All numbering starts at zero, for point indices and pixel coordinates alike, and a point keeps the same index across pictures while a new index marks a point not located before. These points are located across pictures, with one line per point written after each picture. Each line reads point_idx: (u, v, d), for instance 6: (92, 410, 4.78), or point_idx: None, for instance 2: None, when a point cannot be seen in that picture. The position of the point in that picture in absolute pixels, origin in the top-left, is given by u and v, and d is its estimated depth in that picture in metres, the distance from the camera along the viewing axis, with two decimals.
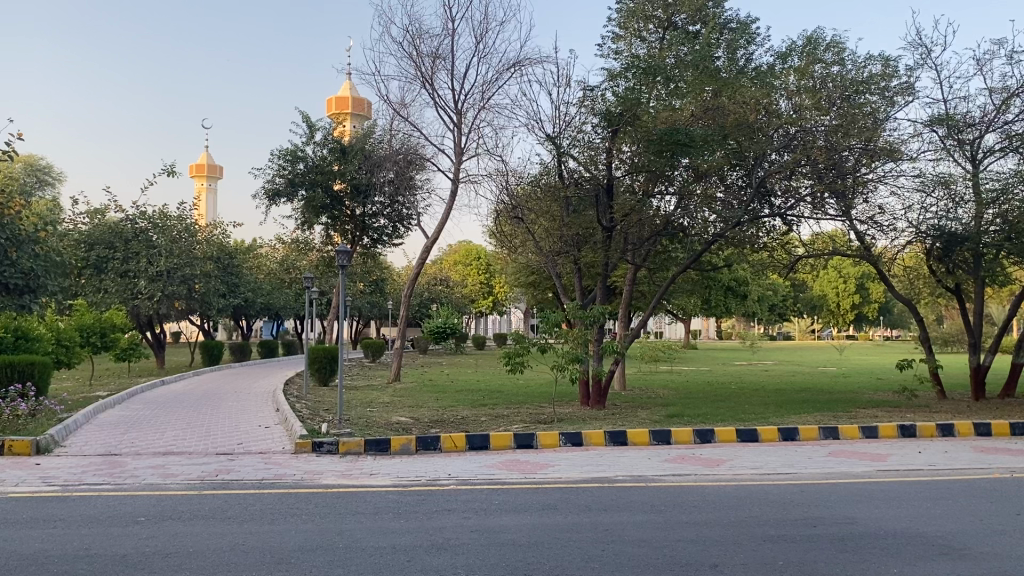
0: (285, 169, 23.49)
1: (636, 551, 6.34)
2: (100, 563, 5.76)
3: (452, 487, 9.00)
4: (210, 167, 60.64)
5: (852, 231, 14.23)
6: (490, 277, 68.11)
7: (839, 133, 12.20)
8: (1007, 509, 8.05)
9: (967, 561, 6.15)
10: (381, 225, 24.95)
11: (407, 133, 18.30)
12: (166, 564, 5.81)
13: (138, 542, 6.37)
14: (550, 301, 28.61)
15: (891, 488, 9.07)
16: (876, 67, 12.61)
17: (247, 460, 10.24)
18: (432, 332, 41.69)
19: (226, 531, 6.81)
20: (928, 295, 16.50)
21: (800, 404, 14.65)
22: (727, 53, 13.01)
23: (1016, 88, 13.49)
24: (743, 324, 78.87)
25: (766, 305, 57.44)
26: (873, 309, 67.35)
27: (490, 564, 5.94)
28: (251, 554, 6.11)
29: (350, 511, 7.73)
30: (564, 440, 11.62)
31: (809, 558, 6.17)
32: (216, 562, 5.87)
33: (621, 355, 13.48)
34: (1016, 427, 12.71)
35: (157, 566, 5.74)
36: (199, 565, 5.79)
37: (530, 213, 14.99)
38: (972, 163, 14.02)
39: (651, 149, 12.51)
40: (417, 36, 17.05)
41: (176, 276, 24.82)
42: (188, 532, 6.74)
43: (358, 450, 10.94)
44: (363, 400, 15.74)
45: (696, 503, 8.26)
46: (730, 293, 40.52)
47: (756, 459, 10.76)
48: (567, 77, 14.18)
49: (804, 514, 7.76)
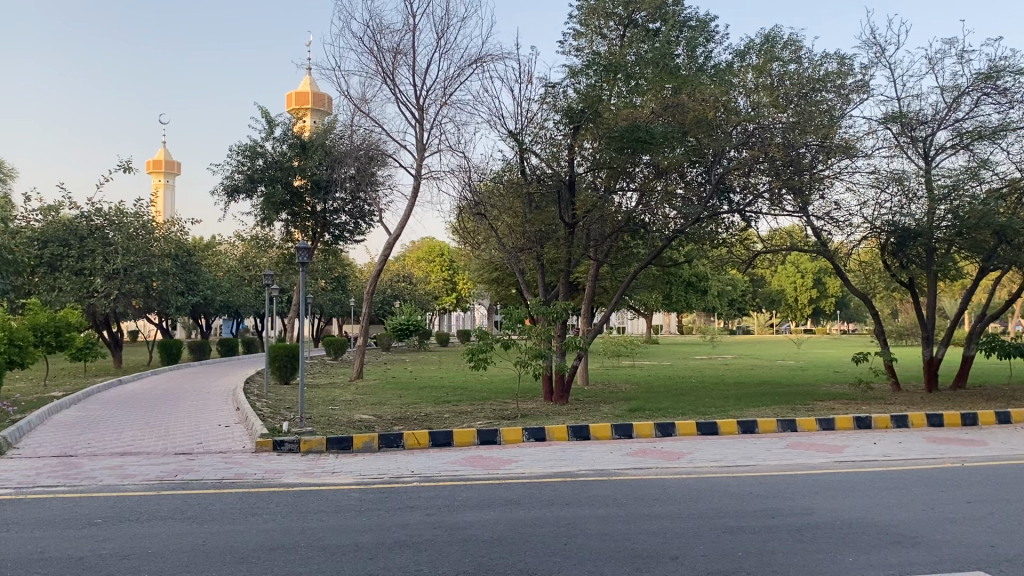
0: (245, 165, 23.28)
1: (598, 545, 6.39)
2: (54, 566, 5.68)
3: (416, 484, 9.00)
4: (168, 163, 59.64)
5: (809, 226, 14.49)
6: (453, 274, 68.12)
7: (796, 130, 12.38)
8: (958, 498, 8.25)
9: (920, 549, 6.30)
10: (342, 221, 24.79)
11: (368, 128, 18.13)
12: (124, 566, 5.74)
13: (95, 545, 6.28)
14: (514, 298, 28.62)
15: (846, 479, 9.26)
16: (832, 65, 12.86)
17: (207, 460, 10.14)
18: (395, 330, 41.10)
19: (185, 532, 6.74)
20: (883, 289, 16.85)
21: (760, 397, 14.85)
22: (686, 51, 13.13)
23: (966, 87, 13.83)
24: (704, 319, 79.61)
25: (728, 299, 57.98)
26: (831, 304, 68.50)
27: (454, 561, 5.94)
28: (211, 555, 6.05)
29: (311, 509, 7.69)
30: (526, 435, 11.69)
31: (766, 549, 6.27)
32: (174, 563, 5.80)
33: (584, 351, 13.48)
34: (966, 416, 13.04)
35: (115, 568, 5.67)
36: (157, 567, 5.72)
37: (492, 210, 14.80)
38: (924, 160, 14.29)
39: (612, 145, 12.66)
40: (378, 30, 16.90)
41: (134, 274, 24.40)
42: (146, 534, 6.65)
43: (320, 449, 10.87)
44: (326, 399, 15.59)
45: (657, 496, 8.36)
46: (692, 289, 40.87)
47: (717, 452, 10.89)
48: (528, 73, 14.17)
49: (762, 505, 7.89)
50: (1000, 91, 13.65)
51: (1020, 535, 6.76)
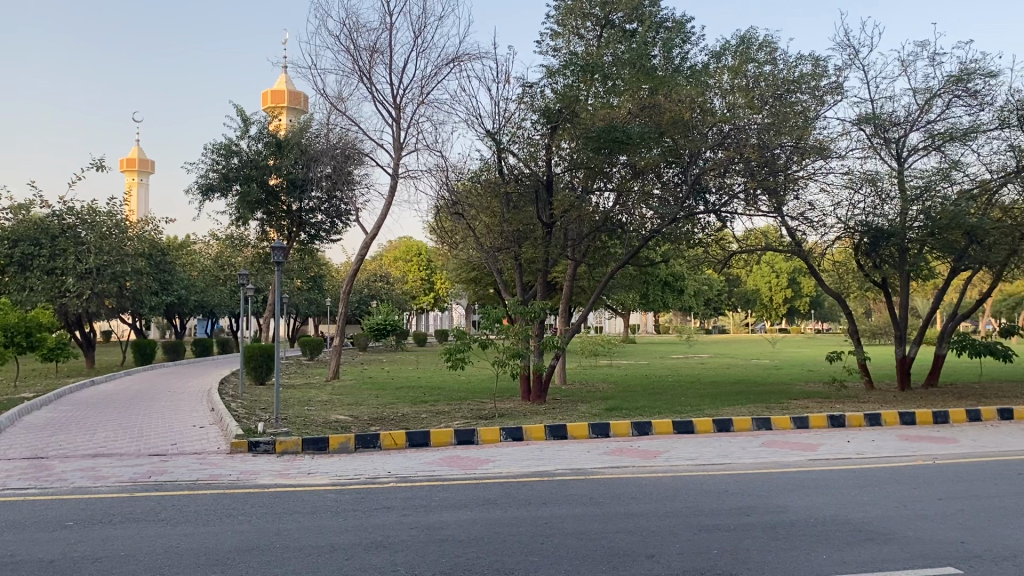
0: (219, 164, 23.04)
1: (574, 544, 6.40)
2: (24, 570, 5.59)
3: (392, 485, 8.96)
4: (142, 161, 59.00)
5: (783, 227, 14.61)
6: (430, 274, 68.05)
7: (770, 131, 12.50)
8: (930, 495, 8.35)
9: (892, 546, 6.37)
10: (318, 221, 24.65)
11: (344, 127, 18.03)
12: (96, 568, 5.67)
13: (67, 548, 6.20)
14: (491, 298, 28.61)
15: (820, 477, 9.35)
16: (807, 66, 12.99)
17: (181, 461, 10.03)
18: (372, 330, 40.94)
19: (158, 534, 6.67)
20: (857, 288, 17.02)
21: (735, 396, 14.95)
22: (662, 52, 13.17)
23: (938, 89, 14.00)
24: (680, 319, 79.97)
25: (704, 298, 58.32)
26: (806, 304, 69.26)
27: (430, 562, 5.92)
28: (185, 557, 5.99)
29: (286, 510, 7.64)
30: (504, 435, 11.68)
31: (741, 547, 6.31)
32: (147, 566, 5.74)
33: (561, 351, 13.50)
34: (937, 414, 13.21)
35: (86, 571, 5.60)
36: (129, 569, 5.66)
37: (470, 209, 14.77)
38: (897, 161, 14.47)
39: (589, 146, 12.69)
40: (355, 29, 16.81)
41: (107, 273, 24.12)
42: (119, 536, 6.57)
43: (296, 450, 10.81)
44: (301, 399, 15.48)
45: (634, 495, 8.38)
46: (668, 289, 41.11)
47: (693, 451, 10.94)
48: (506, 74, 14.16)
49: (737, 503, 7.95)
50: (970, 94, 13.85)
51: (989, 531, 6.84)
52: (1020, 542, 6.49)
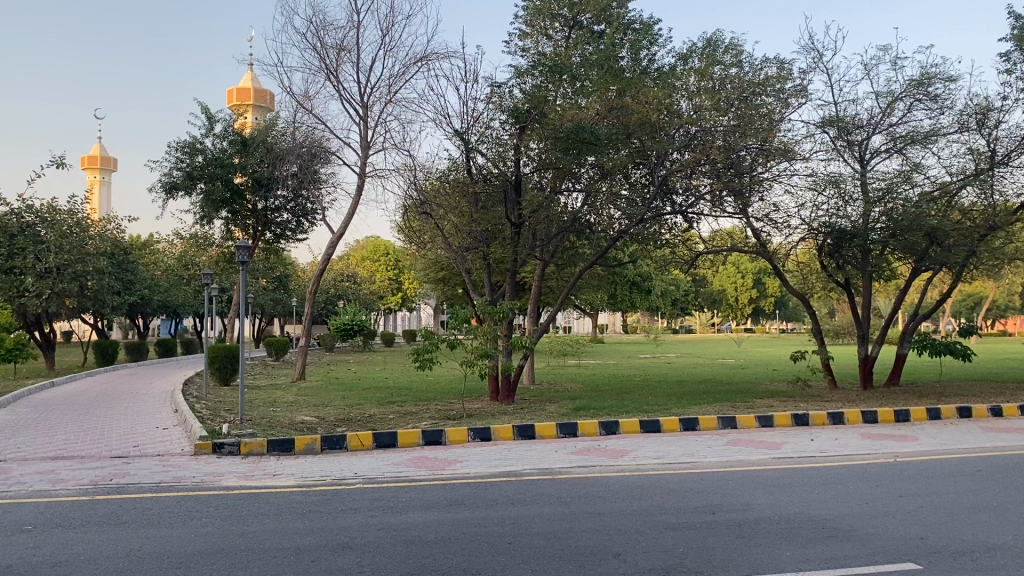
0: (183, 162, 22.73)
1: (542, 544, 6.40)
2: None
3: (359, 486, 8.91)
4: (104, 159, 58.08)
5: (749, 228, 14.76)
6: (398, 274, 67.81)
7: (736, 133, 12.63)
8: (891, 492, 8.48)
9: (854, 542, 6.47)
10: (284, 220, 24.42)
11: (311, 125, 17.87)
12: (54, 573, 5.56)
13: (25, 552, 6.08)
14: (460, 298, 28.54)
15: (784, 475, 9.46)
16: (772, 69, 13.11)
17: (143, 464, 9.86)
18: (339, 330, 40.67)
19: (120, 537, 6.56)
20: (821, 289, 17.23)
21: (701, 395, 15.07)
22: (630, 54, 13.20)
23: (899, 92, 14.23)
24: (647, 319, 80.44)
25: (671, 299, 58.70)
26: (771, 304, 70.25)
27: (397, 562, 5.89)
28: (146, 560, 5.90)
29: (251, 512, 7.56)
30: (472, 435, 11.66)
31: (707, 545, 6.36)
32: (107, 570, 5.64)
33: (530, 351, 13.49)
34: (897, 413, 13.42)
35: None
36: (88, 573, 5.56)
37: (438, 209, 14.69)
38: (860, 164, 14.67)
39: (558, 146, 12.73)
40: (323, 26, 16.67)
41: (67, 273, 23.80)
42: (78, 540, 6.45)
43: (261, 451, 10.70)
44: (267, 400, 15.33)
45: (601, 494, 8.41)
46: (635, 289, 41.32)
47: (659, 450, 11.00)
48: (474, 73, 14.13)
49: (703, 501, 8.00)
50: (931, 98, 14.09)
51: (948, 527, 6.97)
52: (977, 537, 6.62)
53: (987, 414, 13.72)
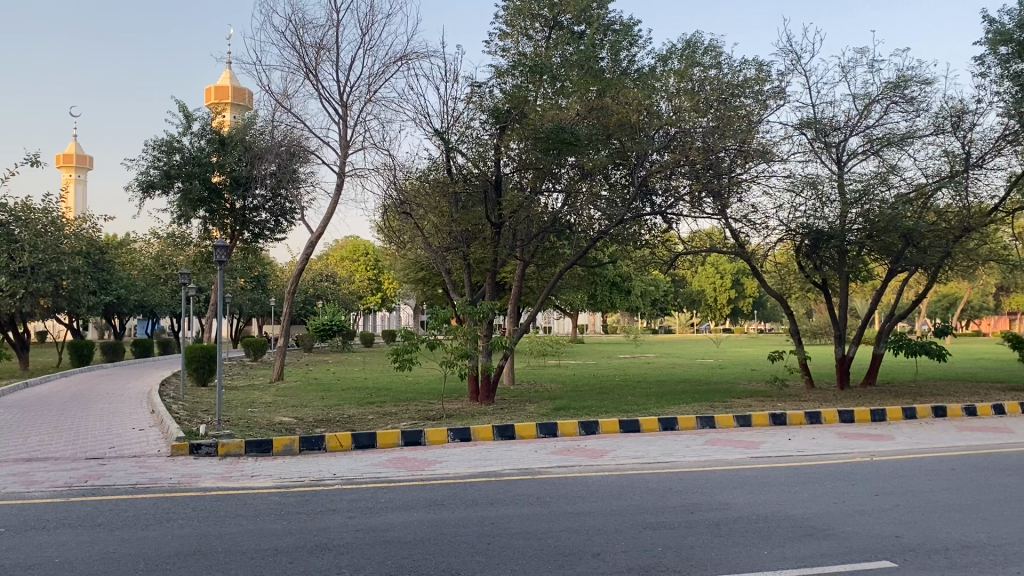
0: (160, 160, 22.52)
1: (521, 544, 6.40)
2: None
3: (338, 486, 8.87)
4: (79, 157, 57.49)
5: (727, 229, 14.85)
6: (378, 273, 67.60)
7: (715, 134, 12.69)
8: (867, 491, 8.56)
9: (831, 541, 6.51)
10: (262, 219, 24.26)
11: (290, 124, 17.77)
12: None
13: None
14: (440, 299, 28.48)
15: (762, 474, 9.51)
16: (751, 71, 13.18)
17: (118, 465, 9.76)
18: (318, 330, 40.46)
19: (94, 540, 6.49)
20: (798, 289, 17.36)
21: (679, 395, 15.13)
22: (610, 55, 13.21)
23: (876, 95, 14.35)
24: (626, 319, 80.65)
25: (650, 299, 58.90)
26: (749, 303, 70.75)
27: (376, 563, 5.87)
28: (121, 563, 5.84)
29: (229, 513, 7.50)
30: (451, 435, 11.63)
31: (685, 544, 6.39)
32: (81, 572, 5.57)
33: (510, 351, 13.49)
34: (873, 412, 13.54)
35: None
36: None
37: (418, 209, 14.63)
38: (837, 165, 14.79)
39: (539, 146, 12.72)
40: (302, 25, 16.58)
41: (41, 273, 23.47)
42: (52, 543, 6.38)
43: (239, 452, 10.61)
44: (244, 400, 15.23)
45: (580, 494, 8.42)
46: (615, 289, 41.43)
47: (638, 450, 11.03)
48: (455, 73, 14.10)
49: (681, 501, 8.03)
50: (907, 100, 14.23)
51: (923, 525, 7.04)
52: (951, 535, 6.69)
53: (961, 414, 13.87)
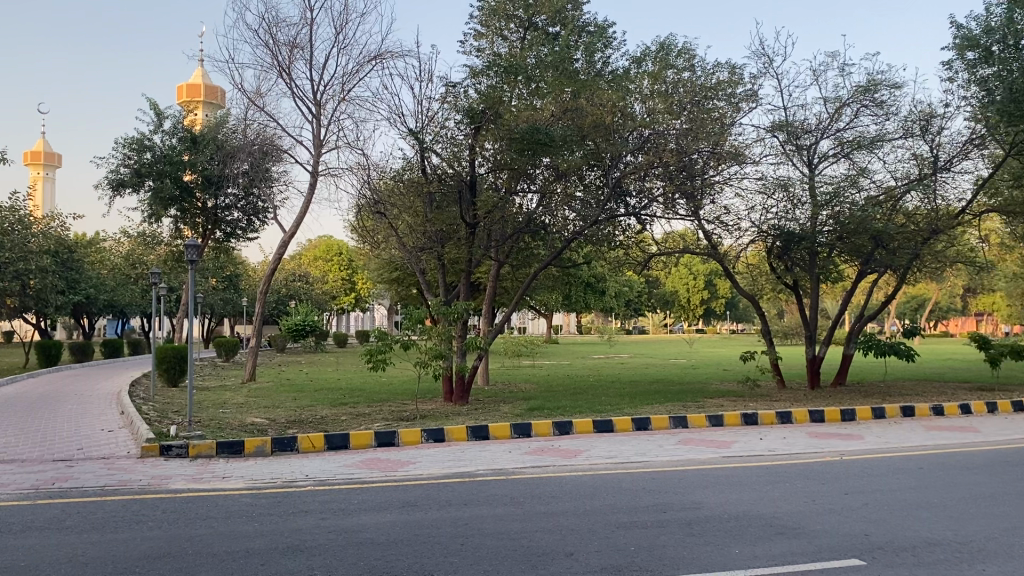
0: (131, 159, 22.27)
1: (494, 544, 6.41)
2: None
3: (311, 488, 8.82)
4: (47, 154, 56.71)
5: (700, 230, 14.95)
6: (351, 273, 67.28)
7: (688, 137, 12.78)
8: (836, 490, 8.65)
9: (800, 539, 6.58)
10: (234, 218, 24.04)
11: (263, 123, 17.65)
12: None
13: None
14: (414, 299, 28.40)
15: (733, 473, 9.59)
16: (724, 74, 13.30)
17: (87, 467, 9.63)
18: (290, 330, 40.18)
19: (62, 543, 6.40)
20: (770, 290, 17.52)
21: (652, 395, 15.21)
22: (584, 56, 13.17)
23: (846, 98, 14.54)
24: (600, 320, 80.89)
25: (623, 299, 59.10)
26: (721, 303, 71.34)
27: (348, 564, 5.85)
28: (88, 566, 5.77)
29: (199, 516, 7.44)
30: (425, 436, 11.61)
31: (657, 543, 6.42)
32: None
33: (484, 352, 13.48)
34: (843, 412, 13.70)
35: None
36: None
37: (392, 209, 14.58)
38: (808, 168, 14.95)
39: (513, 147, 12.72)
40: (276, 23, 16.48)
41: (8, 272, 23.06)
42: (20, 546, 6.29)
43: (210, 453, 10.51)
44: (216, 401, 15.07)
45: (553, 494, 8.44)
46: (589, 289, 41.55)
47: (612, 450, 11.08)
48: (429, 73, 14.07)
49: (654, 500, 8.08)
50: (876, 104, 14.43)
51: (891, 523, 7.13)
52: (919, 533, 6.79)
53: (929, 414, 14.06)
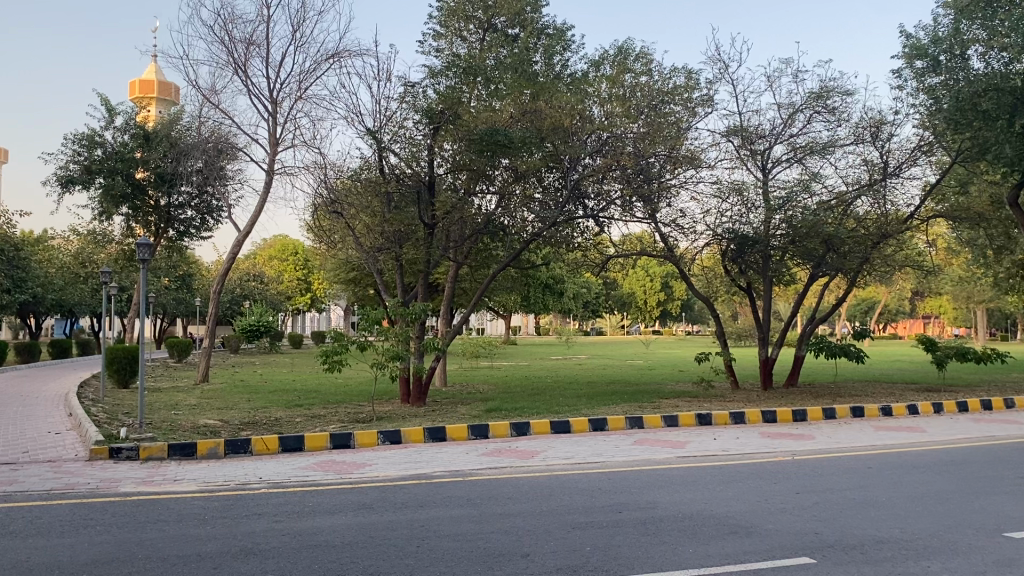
0: (81, 155, 21.80)
1: (449, 545, 6.40)
2: None
3: (265, 491, 8.72)
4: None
5: (657, 233, 15.06)
6: (307, 272, 66.64)
7: (646, 140, 12.88)
8: (787, 489, 8.79)
9: (753, 538, 6.67)
10: (187, 217, 23.66)
11: (218, 120, 17.42)
12: None
13: None
14: (372, 300, 28.22)
15: (687, 473, 9.70)
16: (680, 78, 13.45)
17: (32, 470, 9.40)
18: (244, 331, 39.62)
19: (7, 548, 6.25)
20: (724, 293, 17.76)
21: (608, 396, 15.31)
22: (543, 58, 13.57)
23: (800, 104, 14.78)
24: (556, 321, 81.15)
25: (580, 301, 59.37)
26: (676, 305, 72.01)
27: (302, 567, 5.80)
28: (33, 571, 5.63)
29: (150, 519, 7.31)
30: (381, 438, 11.54)
31: (612, 544, 6.47)
32: None
33: (441, 353, 13.44)
34: (794, 412, 13.94)
35: None
36: None
37: (349, 208, 14.46)
38: (762, 172, 15.17)
39: (473, 147, 12.76)
40: (232, 19, 16.28)
41: None
42: None
43: (161, 456, 10.33)
44: (169, 403, 14.82)
45: (510, 495, 8.46)
46: (547, 291, 41.64)
47: (568, 450, 11.13)
48: (388, 72, 13.99)
49: (610, 501, 8.13)
50: (829, 110, 14.69)
51: (840, 522, 7.27)
52: (867, 531, 6.93)
53: (877, 414, 14.36)
